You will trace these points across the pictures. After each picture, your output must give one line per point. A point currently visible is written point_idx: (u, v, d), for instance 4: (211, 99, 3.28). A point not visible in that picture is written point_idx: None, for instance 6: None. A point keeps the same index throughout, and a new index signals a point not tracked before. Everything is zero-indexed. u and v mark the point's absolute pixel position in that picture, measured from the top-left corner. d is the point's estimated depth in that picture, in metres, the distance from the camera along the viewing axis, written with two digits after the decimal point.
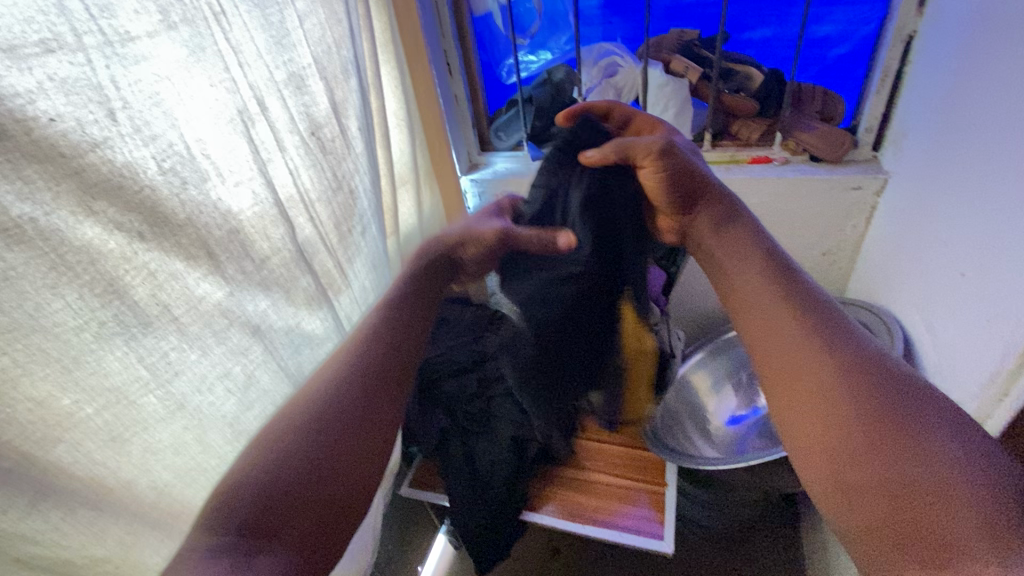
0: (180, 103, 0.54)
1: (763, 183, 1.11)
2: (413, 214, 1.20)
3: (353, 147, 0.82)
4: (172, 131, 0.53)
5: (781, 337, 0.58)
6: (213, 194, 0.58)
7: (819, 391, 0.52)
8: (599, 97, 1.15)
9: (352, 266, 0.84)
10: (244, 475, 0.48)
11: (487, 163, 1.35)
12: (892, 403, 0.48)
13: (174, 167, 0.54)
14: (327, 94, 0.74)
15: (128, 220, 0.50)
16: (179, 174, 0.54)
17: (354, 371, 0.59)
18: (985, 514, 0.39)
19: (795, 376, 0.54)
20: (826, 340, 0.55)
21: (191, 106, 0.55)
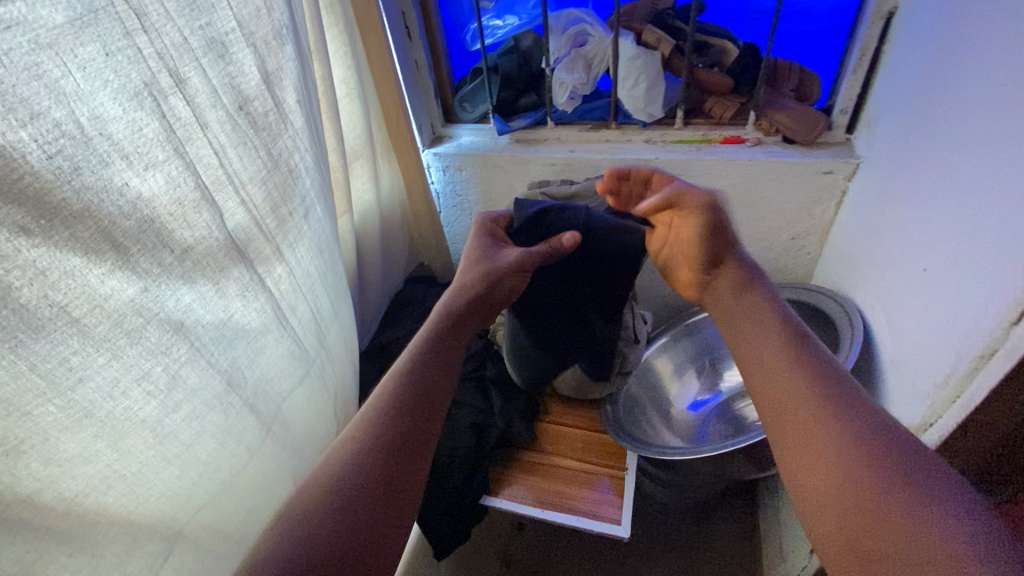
0: (68, 76, 0.47)
1: (732, 165, 1.08)
2: (369, 191, 1.13)
3: (291, 121, 0.75)
4: (59, 109, 0.46)
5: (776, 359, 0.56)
6: (118, 179, 0.52)
7: (813, 412, 0.50)
8: (567, 69, 1.11)
9: (294, 252, 0.78)
10: (326, 483, 0.51)
11: (451, 136, 1.29)
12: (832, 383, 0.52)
13: (65, 151, 0.47)
14: (257, 62, 0.66)
15: (7, 213, 0.43)
16: (71, 158, 0.48)
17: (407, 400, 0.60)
18: (971, 546, 0.37)
19: (781, 391, 0.53)
20: (815, 369, 0.53)
21: (85, 79, 0.48)
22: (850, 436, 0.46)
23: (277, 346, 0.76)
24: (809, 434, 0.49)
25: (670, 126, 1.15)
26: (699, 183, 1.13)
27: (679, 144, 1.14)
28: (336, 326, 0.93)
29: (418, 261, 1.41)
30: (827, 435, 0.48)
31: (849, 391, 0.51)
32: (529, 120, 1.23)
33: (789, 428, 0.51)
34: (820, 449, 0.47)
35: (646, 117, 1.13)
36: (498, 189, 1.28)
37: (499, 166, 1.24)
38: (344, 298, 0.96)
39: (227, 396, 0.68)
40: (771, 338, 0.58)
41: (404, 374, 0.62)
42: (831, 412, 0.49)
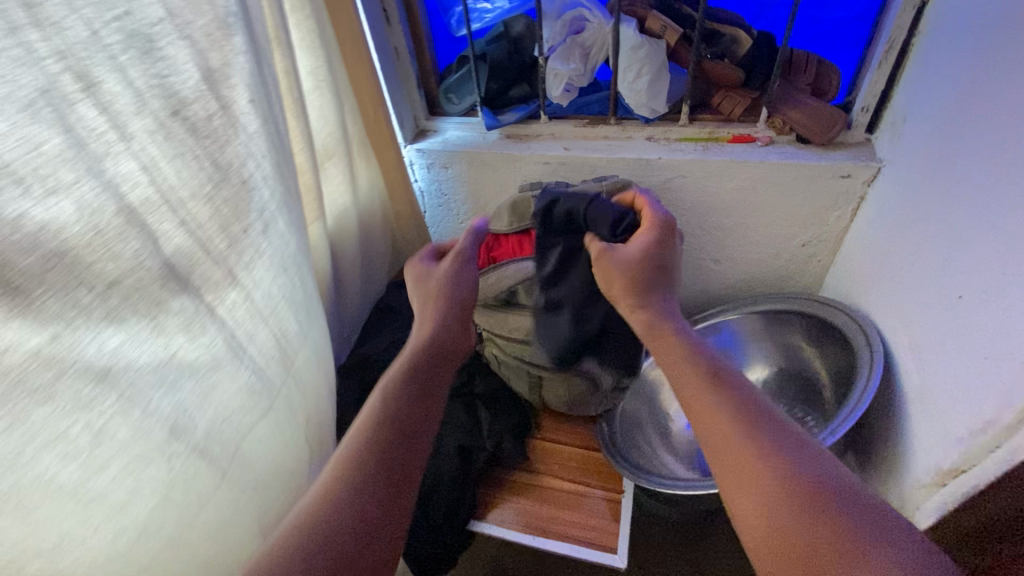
0: None
1: (741, 167, 0.99)
2: (346, 193, 1.03)
3: (243, 125, 0.65)
4: None
5: (704, 402, 0.56)
6: (11, 210, 0.42)
7: (748, 465, 0.49)
8: (563, 59, 0.99)
9: (252, 274, 0.69)
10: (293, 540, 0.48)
11: (436, 130, 1.18)
12: (767, 425, 0.52)
13: None
14: (190, 56, 0.57)
15: None
16: None
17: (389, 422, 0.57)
18: None
19: (710, 434, 0.54)
20: (742, 412, 0.54)
21: None
22: (786, 482, 0.47)
23: (232, 381, 0.68)
24: (751, 483, 0.49)
25: (675, 123, 1.05)
26: (704, 185, 1.04)
27: (684, 142, 1.04)
28: (307, 348, 0.84)
29: (402, 263, 1.31)
30: (770, 483, 0.48)
31: (786, 433, 0.51)
32: (521, 114, 1.12)
33: (730, 484, 0.50)
34: (765, 497, 0.47)
35: (648, 114, 1.03)
36: (487, 189, 1.18)
37: (488, 164, 1.14)
38: (315, 317, 0.87)
39: (171, 444, 0.60)
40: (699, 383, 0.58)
41: (388, 400, 0.59)
42: (760, 458, 0.49)
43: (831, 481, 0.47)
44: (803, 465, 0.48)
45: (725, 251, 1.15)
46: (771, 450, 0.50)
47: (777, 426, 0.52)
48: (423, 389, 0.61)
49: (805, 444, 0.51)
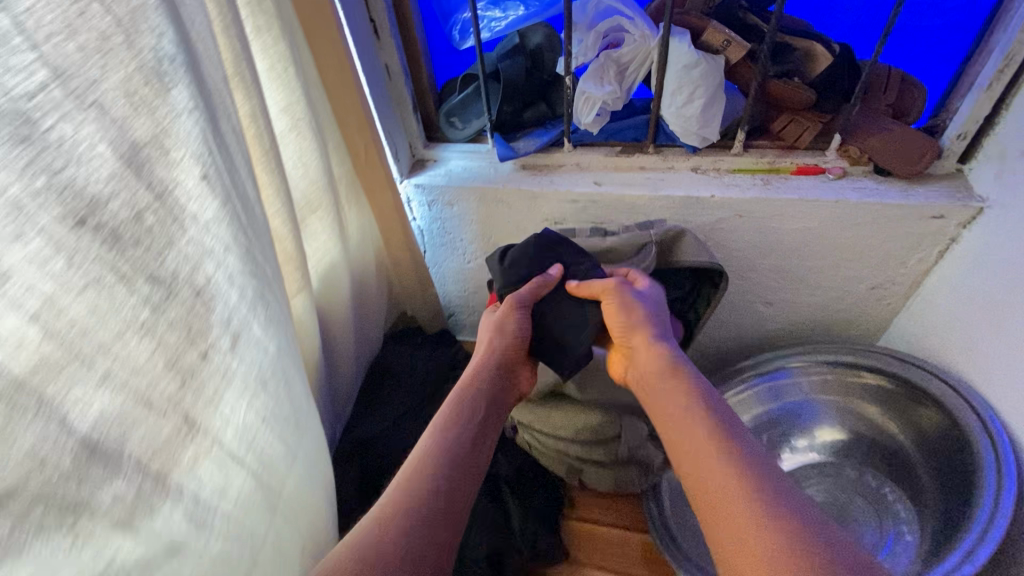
0: None
1: (812, 205, 0.83)
2: (335, 248, 0.84)
3: (190, 213, 0.45)
4: None
5: (694, 431, 0.54)
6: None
7: (724, 488, 0.48)
8: (595, 80, 0.82)
9: (221, 410, 0.50)
10: None
11: (436, 160, 0.99)
12: (749, 460, 0.50)
13: None
14: (96, 130, 0.37)
15: None
16: None
17: (403, 506, 0.52)
18: None
19: (702, 471, 0.51)
20: (733, 448, 0.51)
21: None
22: (772, 524, 0.44)
23: (201, 560, 0.49)
24: (715, 485, 0.49)
25: (726, 151, 0.89)
26: (764, 225, 0.88)
27: (739, 174, 0.88)
28: (300, 470, 0.65)
29: (399, 312, 1.12)
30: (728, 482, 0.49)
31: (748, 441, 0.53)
32: (540, 141, 0.94)
33: (722, 526, 0.46)
34: (727, 505, 0.47)
35: (698, 142, 0.86)
36: (500, 229, 1.00)
37: (502, 201, 0.95)
38: (307, 423, 0.68)
39: None
40: (697, 421, 0.55)
41: (426, 465, 0.57)
42: (741, 487, 0.48)
43: (820, 523, 0.44)
44: (787, 499, 0.46)
45: (779, 294, 0.99)
46: (756, 483, 0.48)
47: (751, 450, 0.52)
48: (449, 463, 0.57)
49: (789, 483, 0.48)
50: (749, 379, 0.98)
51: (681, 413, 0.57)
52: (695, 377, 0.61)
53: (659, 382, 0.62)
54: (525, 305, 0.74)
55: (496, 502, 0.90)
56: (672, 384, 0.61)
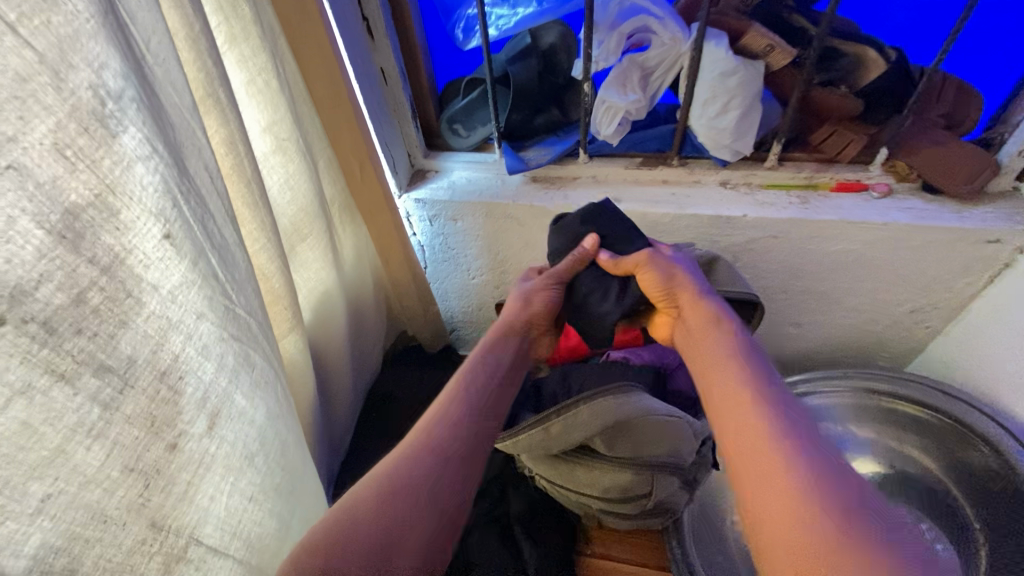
0: None
1: (855, 227, 0.76)
2: (329, 276, 0.76)
3: (149, 282, 0.37)
4: None
5: (729, 372, 0.51)
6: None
7: (752, 435, 0.45)
8: (618, 88, 0.74)
9: (199, 503, 0.43)
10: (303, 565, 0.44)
11: (439, 171, 0.90)
12: (774, 406, 0.47)
13: None
14: (14, 201, 0.29)
15: None
16: None
17: (429, 447, 0.52)
18: None
19: (730, 414, 0.48)
20: (760, 392, 0.48)
21: None
22: (788, 471, 0.42)
23: None
24: (748, 443, 0.45)
25: (759, 164, 0.81)
26: (800, 245, 0.80)
27: (772, 191, 0.80)
28: (296, 540, 0.58)
29: (399, 331, 1.04)
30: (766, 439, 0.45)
31: (795, 407, 0.48)
32: (555, 152, 0.86)
33: (743, 471, 0.44)
34: (766, 462, 0.43)
35: (730, 156, 0.78)
36: (509, 245, 0.92)
37: (511, 217, 0.87)
38: (304, 483, 0.61)
39: None
40: (729, 366, 0.52)
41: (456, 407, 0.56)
42: (764, 433, 0.45)
43: (841, 471, 0.42)
44: (810, 446, 0.44)
45: (810, 315, 0.92)
46: (781, 429, 0.45)
47: (779, 397, 0.48)
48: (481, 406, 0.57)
49: (815, 431, 0.46)
50: None
51: (712, 356, 0.54)
52: (729, 320, 0.57)
53: (693, 329, 0.59)
54: (559, 280, 0.67)
55: (508, 543, 0.83)
56: (707, 331, 0.57)
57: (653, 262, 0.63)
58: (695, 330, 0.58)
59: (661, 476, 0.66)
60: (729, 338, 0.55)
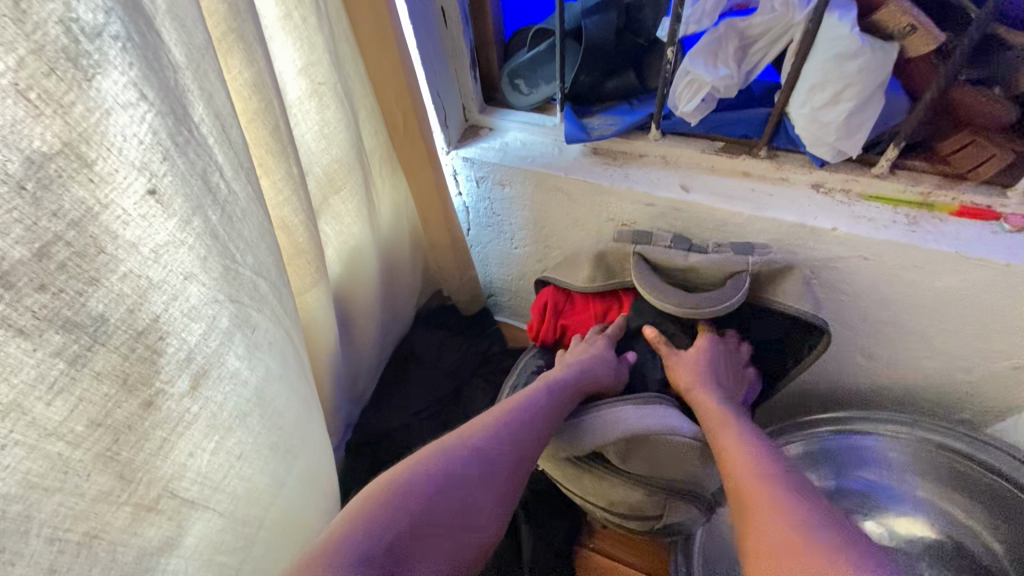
0: None
1: (971, 264, 0.62)
2: (361, 230, 0.73)
3: (125, 238, 0.35)
4: None
5: (746, 461, 0.52)
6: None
7: (771, 513, 0.46)
8: (708, 58, 0.63)
9: (175, 459, 0.43)
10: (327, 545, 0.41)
11: (493, 129, 0.83)
12: (790, 487, 0.48)
13: None
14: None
15: None
16: None
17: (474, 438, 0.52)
18: None
19: (744, 501, 0.49)
20: (773, 472, 0.50)
21: None
22: (797, 539, 0.42)
23: None
24: (760, 530, 0.45)
25: (866, 170, 0.67)
26: (894, 275, 0.67)
27: (874, 204, 0.67)
28: (288, 494, 0.59)
29: (435, 289, 1.02)
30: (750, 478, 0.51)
31: (814, 497, 0.48)
32: (618, 125, 0.76)
33: (749, 537, 0.46)
34: (779, 546, 0.43)
35: (829, 155, 0.65)
36: (557, 220, 0.84)
37: (562, 191, 0.79)
38: (305, 442, 0.61)
39: None
40: (742, 452, 0.53)
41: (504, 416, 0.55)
42: (774, 510, 0.46)
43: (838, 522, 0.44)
44: (801, 502, 0.46)
45: (896, 358, 0.78)
46: (787, 505, 0.46)
47: (795, 484, 0.49)
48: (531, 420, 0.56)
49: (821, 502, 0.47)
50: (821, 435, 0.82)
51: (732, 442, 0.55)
52: (743, 421, 0.59)
53: (714, 415, 0.60)
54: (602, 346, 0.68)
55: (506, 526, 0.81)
56: (727, 427, 0.58)
57: (689, 356, 0.67)
58: (715, 417, 0.60)
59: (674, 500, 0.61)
60: (744, 431, 0.56)
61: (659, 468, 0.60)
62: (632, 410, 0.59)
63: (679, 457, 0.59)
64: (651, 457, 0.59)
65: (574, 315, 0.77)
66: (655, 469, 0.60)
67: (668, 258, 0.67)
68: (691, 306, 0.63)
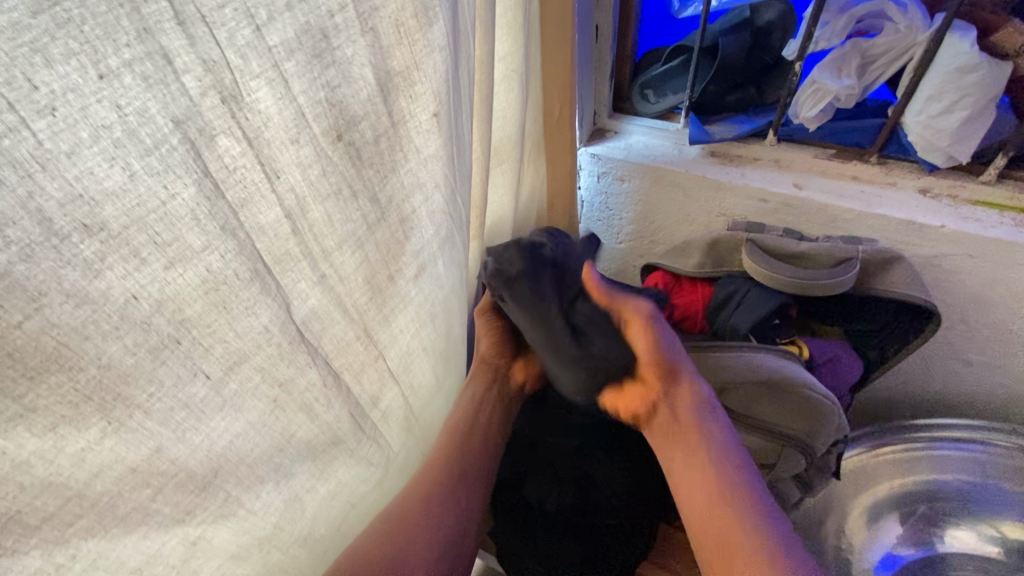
0: (28, 129, 0.23)
1: None
2: (506, 203, 0.85)
3: (413, 144, 0.48)
4: (12, 206, 0.24)
5: (695, 470, 0.62)
6: (93, 288, 0.28)
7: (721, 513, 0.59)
8: (833, 71, 0.72)
9: (393, 330, 0.54)
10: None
11: (619, 132, 0.95)
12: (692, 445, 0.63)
13: (27, 285, 0.25)
14: (361, 53, 0.39)
15: None
16: (34, 289, 0.26)
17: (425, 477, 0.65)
18: None
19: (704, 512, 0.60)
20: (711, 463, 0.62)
21: (56, 130, 0.24)
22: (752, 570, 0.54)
23: (350, 456, 0.54)
24: (718, 526, 0.58)
25: (969, 178, 0.75)
26: (996, 275, 0.73)
27: (978, 207, 0.73)
28: (435, 400, 0.69)
29: None
30: None
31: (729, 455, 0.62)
32: (738, 130, 0.87)
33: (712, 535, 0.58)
34: (729, 536, 0.57)
35: (940, 160, 0.73)
36: (667, 214, 0.94)
37: (678, 186, 0.89)
38: (455, 361, 0.71)
39: (278, 539, 0.49)
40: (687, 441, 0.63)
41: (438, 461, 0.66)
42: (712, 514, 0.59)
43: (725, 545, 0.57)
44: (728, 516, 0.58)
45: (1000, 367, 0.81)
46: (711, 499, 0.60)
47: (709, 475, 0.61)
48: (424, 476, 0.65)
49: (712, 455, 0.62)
50: (932, 441, 0.84)
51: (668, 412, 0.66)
52: (692, 412, 0.65)
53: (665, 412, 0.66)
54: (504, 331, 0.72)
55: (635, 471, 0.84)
56: (678, 429, 0.65)
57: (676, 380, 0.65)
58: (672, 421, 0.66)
59: (790, 452, 0.69)
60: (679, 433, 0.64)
61: (787, 415, 0.66)
62: (772, 357, 0.68)
63: (811, 415, 0.66)
64: (782, 399, 0.66)
65: (682, 296, 0.82)
66: (784, 412, 0.66)
67: (780, 246, 0.74)
68: (806, 275, 0.70)
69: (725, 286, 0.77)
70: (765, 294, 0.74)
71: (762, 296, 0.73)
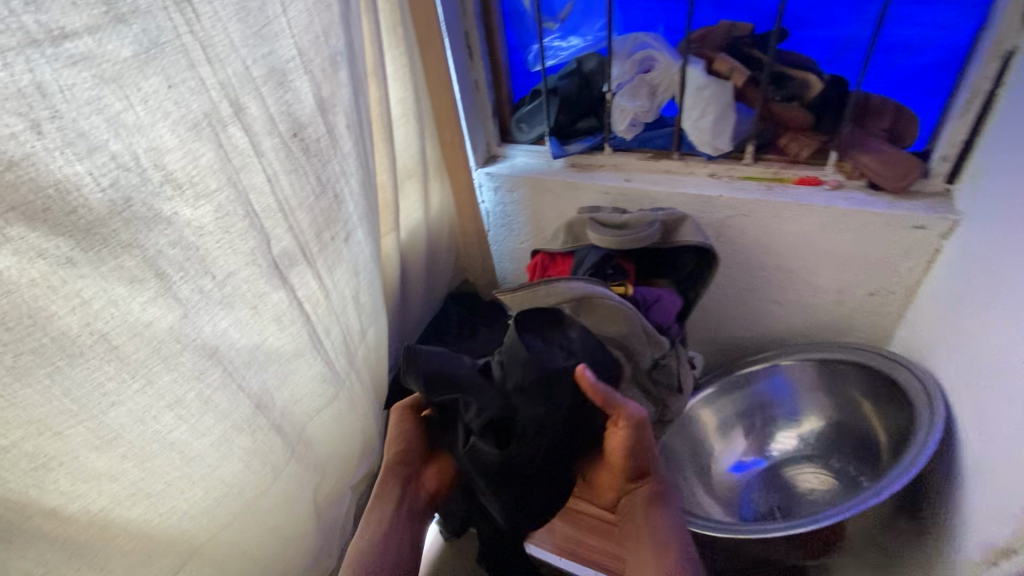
0: (128, 109, 0.48)
1: (808, 209, 0.99)
2: (419, 209, 1.12)
3: (341, 147, 0.74)
4: (116, 142, 0.48)
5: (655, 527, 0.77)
6: (156, 202, 0.52)
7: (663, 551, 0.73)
8: (629, 96, 1.06)
9: (335, 277, 0.77)
10: None
11: (505, 156, 1.26)
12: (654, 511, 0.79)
13: (124, 191, 0.49)
14: (303, 85, 0.66)
15: (65, 245, 0.46)
16: (127, 194, 0.49)
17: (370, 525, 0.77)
18: None
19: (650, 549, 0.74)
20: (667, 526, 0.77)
21: (142, 110, 0.50)
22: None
23: (308, 369, 0.76)
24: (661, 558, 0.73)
25: (739, 161, 1.08)
26: (769, 224, 1.04)
27: (746, 180, 1.06)
28: (372, 349, 0.91)
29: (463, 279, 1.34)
30: None
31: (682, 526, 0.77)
32: (586, 145, 1.19)
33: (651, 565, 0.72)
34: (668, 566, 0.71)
35: (709, 151, 1.06)
36: (547, 214, 1.23)
37: (550, 189, 1.19)
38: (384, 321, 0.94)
39: (259, 421, 0.68)
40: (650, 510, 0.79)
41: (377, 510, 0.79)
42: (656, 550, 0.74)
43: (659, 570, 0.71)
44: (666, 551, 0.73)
45: (793, 295, 1.11)
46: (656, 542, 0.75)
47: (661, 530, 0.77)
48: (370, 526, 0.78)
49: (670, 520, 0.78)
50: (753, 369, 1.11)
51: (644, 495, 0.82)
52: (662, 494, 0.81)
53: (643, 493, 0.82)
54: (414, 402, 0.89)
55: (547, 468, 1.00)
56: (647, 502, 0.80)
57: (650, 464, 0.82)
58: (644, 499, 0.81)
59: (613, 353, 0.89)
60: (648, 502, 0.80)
61: (603, 322, 0.87)
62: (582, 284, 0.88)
63: (618, 318, 0.87)
64: (592, 310, 0.86)
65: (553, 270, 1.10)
66: (602, 320, 0.87)
67: (607, 220, 1.04)
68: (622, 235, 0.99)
69: (578, 256, 1.06)
70: (599, 255, 1.02)
71: (596, 256, 1.02)
